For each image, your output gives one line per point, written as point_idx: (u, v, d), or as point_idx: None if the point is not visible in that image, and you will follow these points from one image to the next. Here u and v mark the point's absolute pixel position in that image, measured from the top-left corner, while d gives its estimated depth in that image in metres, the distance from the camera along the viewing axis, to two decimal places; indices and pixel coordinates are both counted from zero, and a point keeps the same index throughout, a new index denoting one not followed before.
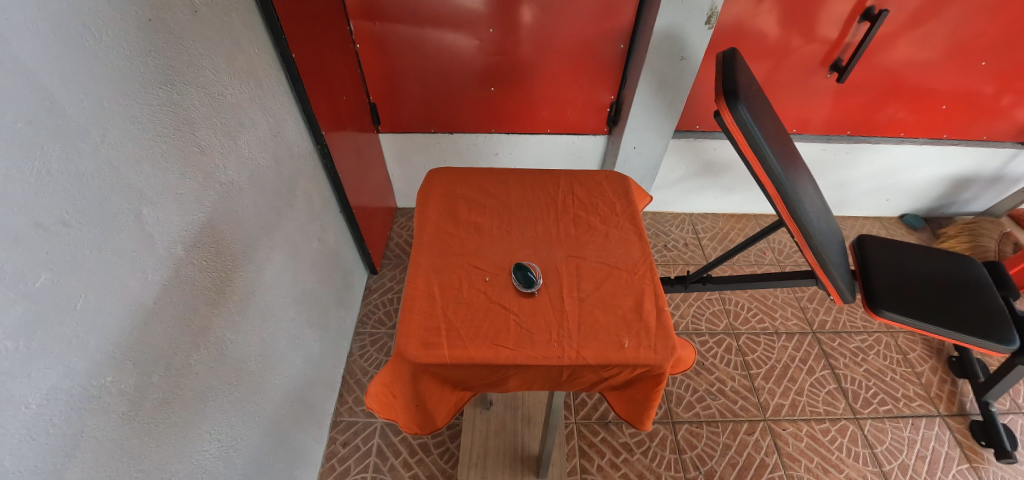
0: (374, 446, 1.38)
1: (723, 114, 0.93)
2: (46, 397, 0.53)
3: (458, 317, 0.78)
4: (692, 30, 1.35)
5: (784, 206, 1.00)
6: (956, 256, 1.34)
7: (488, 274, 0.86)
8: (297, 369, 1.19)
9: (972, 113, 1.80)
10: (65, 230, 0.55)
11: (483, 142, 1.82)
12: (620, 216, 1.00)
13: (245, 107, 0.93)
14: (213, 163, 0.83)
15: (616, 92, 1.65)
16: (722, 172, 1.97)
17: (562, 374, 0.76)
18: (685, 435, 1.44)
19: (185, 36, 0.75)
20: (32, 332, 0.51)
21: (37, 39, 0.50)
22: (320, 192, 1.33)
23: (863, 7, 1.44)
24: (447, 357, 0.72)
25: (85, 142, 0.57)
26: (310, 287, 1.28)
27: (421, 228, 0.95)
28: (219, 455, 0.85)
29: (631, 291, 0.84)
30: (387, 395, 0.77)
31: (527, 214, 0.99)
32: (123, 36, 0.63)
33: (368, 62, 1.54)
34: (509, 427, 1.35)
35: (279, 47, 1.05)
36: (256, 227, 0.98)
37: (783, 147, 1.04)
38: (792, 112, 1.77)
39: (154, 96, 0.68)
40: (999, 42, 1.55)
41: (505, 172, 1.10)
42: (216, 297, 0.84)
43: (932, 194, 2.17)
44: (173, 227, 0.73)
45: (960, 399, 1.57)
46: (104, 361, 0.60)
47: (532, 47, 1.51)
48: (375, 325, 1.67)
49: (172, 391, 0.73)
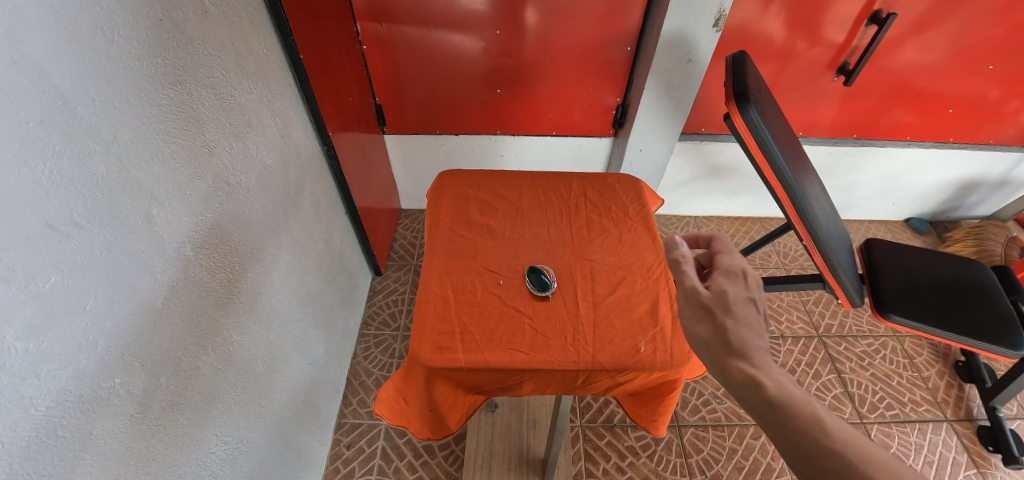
0: (379, 448, 1.37)
1: (733, 116, 0.92)
2: (55, 399, 0.52)
3: (472, 320, 0.78)
4: (699, 33, 1.34)
5: (794, 210, 1.00)
6: (965, 261, 1.33)
7: (501, 278, 0.85)
8: (303, 371, 1.18)
9: (979, 117, 1.79)
10: (75, 230, 0.54)
11: (489, 144, 1.82)
12: (633, 218, 1.00)
13: (254, 108, 0.93)
14: (221, 163, 0.82)
15: (622, 94, 1.65)
16: (727, 174, 1.96)
17: (577, 379, 0.75)
18: (691, 439, 1.44)
19: (195, 36, 0.75)
20: (43, 333, 0.51)
21: (50, 40, 0.50)
22: (325, 192, 1.32)
23: (871, 10, 1.43)
24: (462, 362, 0.72)
25: (96, 142, 0.56)
26: (316, 289, 1.27)
27: (433, 230, 0.94)
28: (226, 457, 0.85)
29: (646, 295, 0.84)
30: (398, 400, 0.76)
31: (538, 216, 0.99)
32: (135, 35, 0.62)
33: (375, 63, 1.54)
34: (515, 430, 1.34)
35: (287, 47, 1.05)
36: (263, 228, 0.97)
37: (793, 150, 1.04)
38: (799, 114, 1.77)
39: (164, 96, 0.68)
40: (1006, 47, 1.55)
41: (517, 174, 1.10)
42: (224, 298, 0.83)
43: (938, 198, 2.16)
44: (182, 228, 0.72)
45: (967, 404, 1.57)
46: (113, 362, 0.60)
47: (539, 48, 1.50)
48: (380, 327, 1.67)
49: (180, 393, 0.72)
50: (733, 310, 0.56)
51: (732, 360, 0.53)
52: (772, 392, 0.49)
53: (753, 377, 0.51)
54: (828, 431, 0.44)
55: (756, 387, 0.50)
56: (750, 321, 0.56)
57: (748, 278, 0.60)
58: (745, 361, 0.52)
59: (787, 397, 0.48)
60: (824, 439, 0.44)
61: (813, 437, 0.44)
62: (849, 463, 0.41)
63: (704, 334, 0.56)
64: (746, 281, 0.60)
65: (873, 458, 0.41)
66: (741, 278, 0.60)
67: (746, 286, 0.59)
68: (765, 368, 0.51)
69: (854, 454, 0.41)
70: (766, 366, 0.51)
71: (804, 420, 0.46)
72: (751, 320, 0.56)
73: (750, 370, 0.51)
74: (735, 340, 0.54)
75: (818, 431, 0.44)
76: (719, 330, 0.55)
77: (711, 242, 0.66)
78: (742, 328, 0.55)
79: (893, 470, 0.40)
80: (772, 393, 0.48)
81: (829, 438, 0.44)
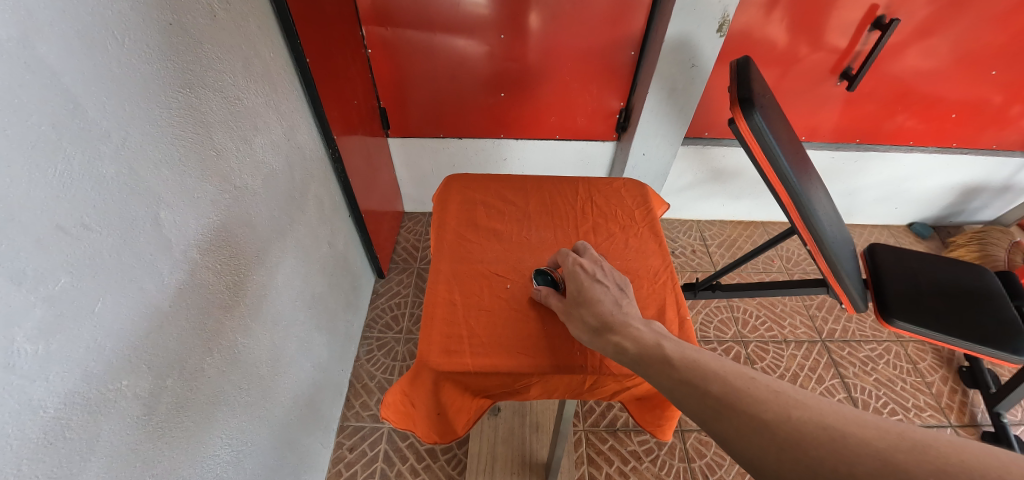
0: (381, 451, 1.37)
1: (737, 121, 0.92)
2: (63, 401, 0.53)
3: (480, 324, 0.78)
4: (703, 37, 1.35)
5: (798, 214, 1.00)
6: (969, 265, 1.33)
7: (509, 282, 0.85)
8: (307, 374, 1.18)
9: (982, 121, 1.79)
10: (85, 232, 0.55)
11: (492, 147, 1.82)
12: (640, 223, 1.00)
13: (260, 111, 0.93)
14: (228, 166, 0.83)
15: (625, 99, 1.65)
16: (730, 179, 1.96)
17: (584, 383, 0.75)
18: (694, 444, 1.43)
19: (203, 40, 0.75)
20: (53, 334, 0.51)
21: (62, 43, 0.51)
22: (330, 195, 1.32)
23: (874, 16, 1.44)
24: (470, 365, 0.72)
25: (106, 145, 0.57)
26: (320, 292, 1.27)
27: (440, 233, 0.95)
28: (231, 460, 0.85)
29: (653, 300, 0.83)
30: (405, 403, 0.76)
31: (545, 221, 0.99)
32: (145, 39, 0.63)
33: (380, 67, 1.55)
34: (518, 433, 1.34)
35: (294, 51, 1.05)
36: (268, 231, 0.97)
37: (796, 155, 1.04)
38: (802, 118, 1.77)
39: (173, 100, 0.69)
40: (1008, 52, 1.55)
41: (522, 178, 1.10)
42: (229, 300, 0.83)
43: (941, 203, 2.16)
44: (190, 230, 0.73)
45: (971, 410, 1.56)
46: (120, 364, 0.60)
47: (543, 53, 1.51)
48: (383, 329, 1.67)
49: (186, 395, 0.72)
50: (582, 298, 0.70)
51: (601, 339, 0.64)
52: (634, 351, 0.58)
53: (618, 343, 0.60)
54: (675, 364, 0.52)
55: (622, 352, 0.59)
56: (598, 300, 0.68)
57: (582, 268, 0.74)
58: (609, 334, 0.63)
59: (643, 349, 0.57)
60: (672, 372, 0.51)
61: (666, 374, 0.52)
62: (693, 382, 0.48)
63: (576, 330, 0.68)
64: (585, 271, 0.74)
65: (706, 370, 0.49)
66: (580, 270, 0.74)
67: (582, 277, 0.73)
68: (623, 331, 0.61)
69: (694, 373, 0.49)
70: (621, 331, 0.62)
71: (658, 363, 0.54)
72: (598, 297, 0.69)
73: (615, 338, 0.61)
74: (595, 322, 0.66)
75: (668, 367, 0.52)
76: (583, 319, 0.68)
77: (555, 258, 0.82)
78: (596, 308, 0.67)
79: (719, 374, 0.47)
80: (632, 351, 0.58)
81: (676, 368, 0.51)
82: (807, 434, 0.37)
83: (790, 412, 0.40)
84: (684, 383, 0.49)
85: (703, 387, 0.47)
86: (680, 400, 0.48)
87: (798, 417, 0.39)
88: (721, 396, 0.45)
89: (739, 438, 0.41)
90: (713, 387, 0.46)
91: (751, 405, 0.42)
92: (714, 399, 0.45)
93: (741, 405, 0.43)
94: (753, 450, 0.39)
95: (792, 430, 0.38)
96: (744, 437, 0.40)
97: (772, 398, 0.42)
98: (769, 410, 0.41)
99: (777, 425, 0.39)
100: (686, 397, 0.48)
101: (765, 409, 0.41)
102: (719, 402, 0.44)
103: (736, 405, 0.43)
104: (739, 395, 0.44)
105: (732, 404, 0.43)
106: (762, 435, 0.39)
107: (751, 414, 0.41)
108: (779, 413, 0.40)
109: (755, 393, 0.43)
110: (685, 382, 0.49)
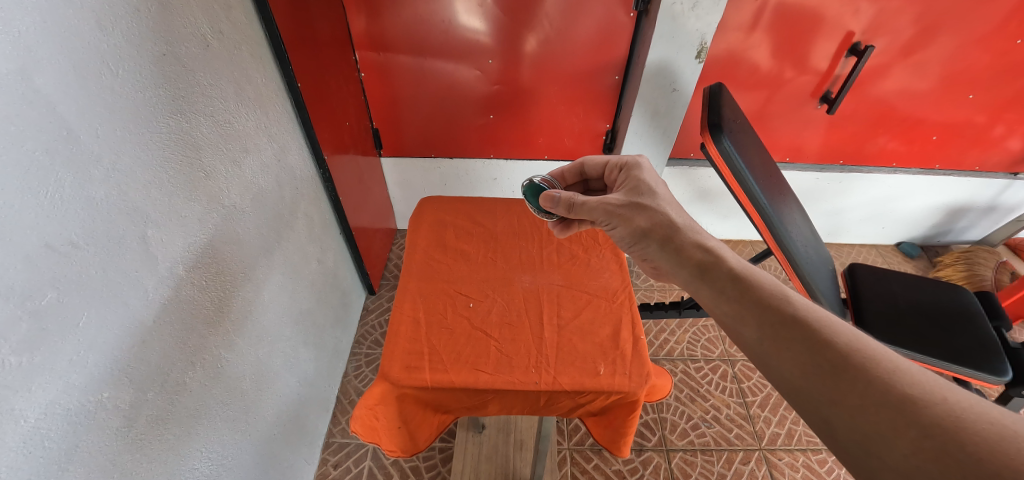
0: (365, 468, 1.37)
1: (708, 145, 0.96)
2: (44, 411, 0.55)
3: (441, 342, 0.80)
4: (683, 64, 1.40)
5: (771, 235, 1.02)
6: (948, 286, 1.34)
7: (472, 301, 0.88)
8: (291, 389, 1.19)
9: (965, 142, 1.82)
10: (73, 250, 0.58)
11: (482, 168, 1.87)
12: (603, 245, 1.01)
13: (251, 134, 0.98)
14: (218, 186, 0.86)
15: (611, 121, 1.70)
16: (716, 198, 2.00)
17: (539, 400, 0.77)
18: (679, 464, 1.42)
19: (197, 69, 0.80)
20: (36, 347, 0.54)
21: (59, 75, 0.55)
22: (320, 212, 1.36)
23: (851, 42, 1.49)
24: (428, 381, 0.74)
25: (97, 169, 0.60)
26: (308, 307, 1.29)
27: (410, 255, 0.97)
28: (209, 473, 0.85)
29: (609, 318, 0.86)
30: (371, 417, 0.77)
31: (513, 242, 1.02)
32: (139, 70, 0.67)
33: (372, 90, 1.61)
34: (501, 451, 1.35)
35: (286, 76, 1.10)
36: (257, 248, 1.01)
37: (769, 177, 1.07)
38: (786, 139, 1.82)
39: (165, 124, 0.73)
40: (986, 77, 1.60)
41: (495, 201, 1.13)
42: (215, 316, 0.86)
43: (928, 223, 2.19)
44: (176, 248, 0.76)
45: None
46: (103, 377, 0.62)
47: (531, 75, 1.56)
48: (371, 346, 1.69)
49: (166, 408, 0.74)
50: (656, 199, 0.77)
51: (683, 240, 0.70)
52: (729, 264, 0.63)
53: (706, 251, 0.67)
54: (792, 302, 0.55)
55: (711, 256, 0.66)
56: (670, 203, 0.76)
57: (650, 175, 0.82)
58: (694, 240, 0.69)
59: (740, 267, 0.62)
60: (787, 307, 0.55)
61: (778, 307, 0.55)
62: (815, 330, 0.51)
63: (646, 223, 0.74)
64: (648, 176, 0.82)
65: (835, 324, 0.51)
66: (646, 176, 0.82)
67: (652, 181, 0.81)
68: (703, 235, 0.70)
69: (812, 317, 0.53)
70: (707, 240, 0.68)
71: (768, 293, 0.57)
72: (668, 200, 0.77)
73: (700, 244, 0.68)
74: (675, 222, 0.72)
75: (781, 300, 0.56)
76: (655, 216, 0.74)
77: (609, 162, 0.91)
78: (669, 209, 0.74)
79: (852, 334, 0.50)
80: (726, 262, 0.64)
81: (793, 306, 0.55)
82: (966, 426, 0.39)
83: (944, 395, 0.42)
84: (801, 325, 0.52)
85: (827, 338, 0.50)
86: (799, 339, 0.51)
87: (956, 404, 0.41)
88: (850, 357, 0.47)
89: (871, 407, 0.43)
90: (839, 343, 0.49)
91: (896, 380, 0.44)
92: (841, 356, 0.48)
93: (876, 372, 0.46)
94: (886, 422, 0.42)
95: (945, 415, 0.40)
96: (879, 404, 0.43)
97: (919, 376, 0.44)
98: (922, 391, 0.43)
99: (927, 407, 0.41)
100: (803, 342, 0.51)
101: (911, 387, 0.43)
102: (849, 362, 0.47)
103: (873, 374, 0.45)
104: (873, 361, 0.47)
105: (865, 370, 0.46)
106: (902, 409, 0.42)
107: (893, 388, 0.44)
108: (932, 394, 0.42)
109: (897, 363, 0.46)
110: (803, 326, 0.52)
